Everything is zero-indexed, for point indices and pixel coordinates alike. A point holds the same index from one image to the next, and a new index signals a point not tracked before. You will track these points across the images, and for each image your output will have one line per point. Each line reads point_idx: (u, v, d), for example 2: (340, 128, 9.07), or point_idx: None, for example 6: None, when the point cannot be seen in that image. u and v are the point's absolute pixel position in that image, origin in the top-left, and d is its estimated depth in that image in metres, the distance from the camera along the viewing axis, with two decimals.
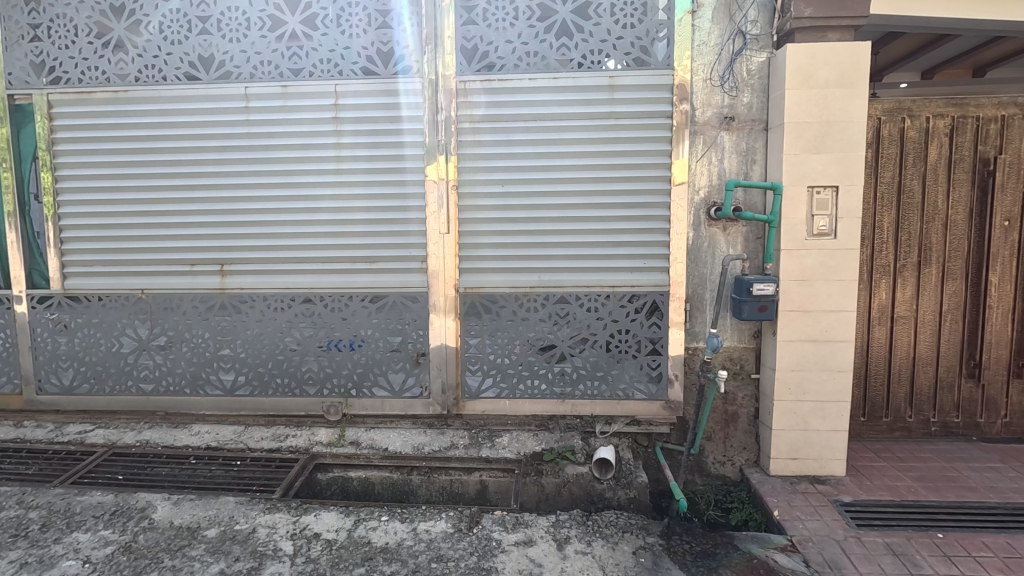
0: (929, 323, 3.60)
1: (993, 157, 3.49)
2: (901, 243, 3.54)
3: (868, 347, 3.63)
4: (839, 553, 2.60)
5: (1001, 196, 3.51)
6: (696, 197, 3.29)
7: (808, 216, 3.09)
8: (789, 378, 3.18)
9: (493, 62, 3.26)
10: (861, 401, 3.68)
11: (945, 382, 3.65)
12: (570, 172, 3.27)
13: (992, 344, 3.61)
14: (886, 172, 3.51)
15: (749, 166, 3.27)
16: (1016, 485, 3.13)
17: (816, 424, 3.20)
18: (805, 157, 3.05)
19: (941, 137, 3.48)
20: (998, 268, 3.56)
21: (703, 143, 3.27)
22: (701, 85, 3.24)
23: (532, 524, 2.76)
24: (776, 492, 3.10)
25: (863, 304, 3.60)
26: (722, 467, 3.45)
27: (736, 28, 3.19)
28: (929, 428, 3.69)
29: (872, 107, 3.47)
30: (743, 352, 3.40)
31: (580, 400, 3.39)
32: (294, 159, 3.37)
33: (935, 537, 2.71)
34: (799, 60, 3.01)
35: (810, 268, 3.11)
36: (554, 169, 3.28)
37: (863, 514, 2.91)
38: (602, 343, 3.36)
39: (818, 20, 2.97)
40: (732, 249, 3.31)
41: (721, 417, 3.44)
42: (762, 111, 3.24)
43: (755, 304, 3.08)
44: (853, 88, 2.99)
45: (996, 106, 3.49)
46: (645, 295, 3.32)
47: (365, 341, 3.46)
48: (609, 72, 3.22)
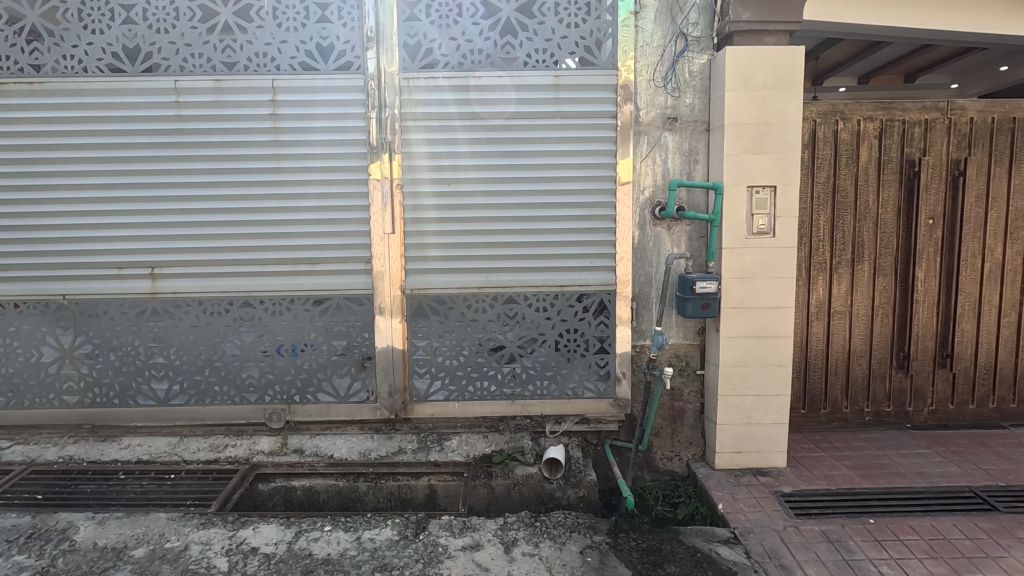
0: (863, 317, 3.76)
1: (918, 159, 3.66)
2: (836, 241, 3.68)
3: (807, 341, 3.75)
4: (778, 543, 2.68)
5: (926, 196, 3.69)
6: (641, 197, 3.33)
7: (748, 215, 3.18)
8: (732, 374, 3.26)
9: (437, 59, 3.20)
10: (801, 393, 3.81)
11: (877, 373, 3.82)
12: (518, 170, 3.25)
13: (919, 336, 3.79)
14: (822, 172, 3.63)
15: (692, 165, 3.33)
16: (941, 470, 3.30)
17: (758, 418, 3.29)
18: (744, 157, 3.13)
19: (871, 139, 3.64)
20: (923, 264, 3.74)
21: (647, 144, 3.30)
22: (645, 86, 3.28)
23: (479, 527, 2.73)
24: (721, 486, 3.17)
25: (801, 300, 3.72)
26: (669, 463, 3.49)
27: (677, 30, 3.25)
28: (863, 418, 3.86)
29: (808, 110, 3.59)
30: (688, 349, 3.46)
31: (530, 400, 3.37)
32: (229, 157, 3.22)
33: (867, 523, 2.83)
34: (738, 62, 3.08)
35: (750, 266, 3.19)
36: (502, 168, 3.24)
37: (801, 503, 3.02)
38: (551, 342, 3.36)
39: (755, 24, 3.06)
40: (677, 248, 3.36)
41: (668, 414, 3.49)
42: (704, 112, 3.30)
43: (698, 302, 3.14)
44: (789, 91, 3.09)
45: (921, 110, 3.66)
46: (593, 294, 3.33)
47: (309, 345, 3.35)
48: (554, 70, 3.21)
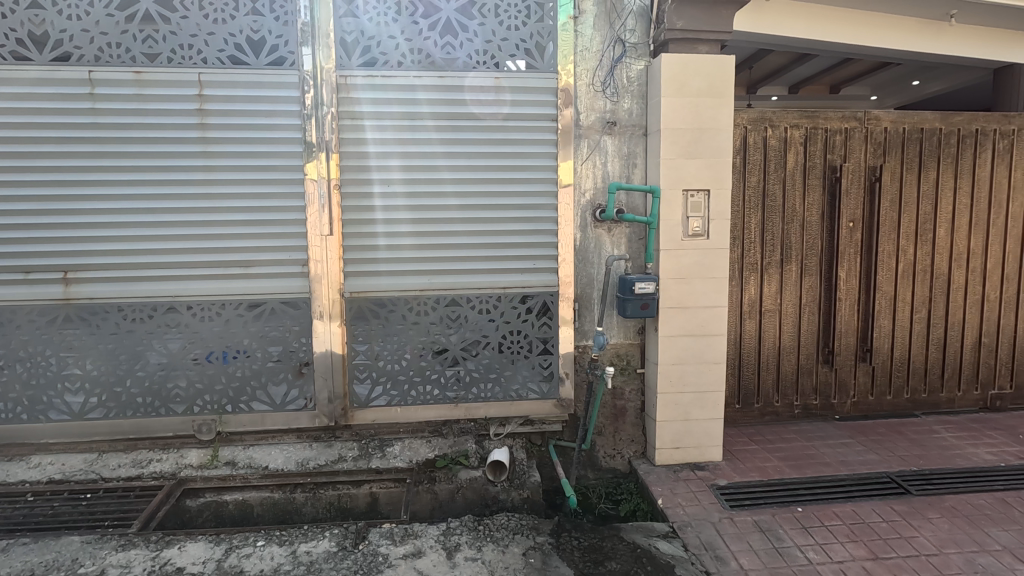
0: (791, 315, 3.95)
1: (839, 165, 3.89)
2: (766, 243, 3.85)
3: (740, 338, 3.90)
4: (714, 535, 2.77)
5: (847, 200, 3.92)
6: (582, 199, 3.38)
7: (683, 218, 3.28)
8: (671, 371, 3.35)
9: (375, 57, 3.13)
10: (735, 389, 3.96)
11: (805, 368, 4.02)
12: (460, 172, 3.22)
13: (841, 332, 4.03)
14: (752, 177, 3.80)
15: (631, 169, 3.40)
16: (862, 458, 3.51)
17: (695, 414, 3.40)
18: (680, 162, 3.23)
19: (798, 146, 3.83)
20: (845, 264, 3.97)
21: (587, 147, 3.35)
22: (585, 90, 3.32)
23: (421, 534, 2.69)
24: (660, 482, 3.25)
25: (735, 299, 3.87)
26: (612, 460, 3.55)
27: (615, 36, 3.31)
28: (793, 411, 4.05)
29: (739, 117, 3.75)
30: (629, 348, 3.53)
31: (474, 403, 3.34)
32: (152, 154, 3.04)
33: (796, 511, 2.97)
34: (673, 69, 3.18)
35: (686, 267, 3.29)
36: (444, 169, 3.21)
37: (735, 495, 3.13)
38: (495, 345, 3.34)
39: (688, 33, 3.17)
40: (617, 250, 3.43)
41: (610, 412, 3.54)
42: (641, 117, 3.39)
43: (638, 302, 3.21)
44: (721, 98, 3.22)
45: (841, 119, 3.88)
46: (536, 295, 3.35)
47: (242, 352, 3.20)
48: (494, 72, 3.21)
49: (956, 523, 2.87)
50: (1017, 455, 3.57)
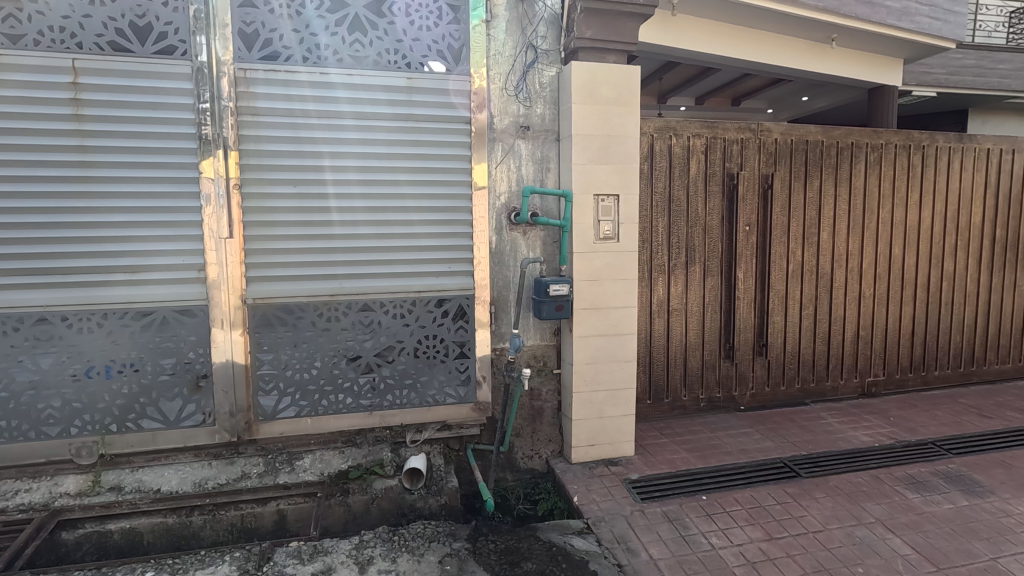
0: (696, 313, 4.18)
1: (736, 173, 4.16)
2: (672, 245, 4.06)
3: (651, 337, 4.08)
4: (626, 528, 2.87)
5: (744, 206, 4.21)
6: (497, 203, 3.39)
7: (595, 221, 3.38)
8: (585, 371, 3.44)
9: (278, 51, 2.98)
10: (647, 386, 4.13)
11: (709, 363, 4.27)
12: (399, 171, 3.17)
13: (741, 329, 4.31)
14: (659, 183, 3.99)
15: (544, 173, 3.47)
16: (760, 445, 3.77)
17: (609, 411, 3.51)
18: (591, 167, 3.33)
19: (699, 154, 4.06)
20: (742, 265, 4.25)
21: (501, 150, 3.37)
22: (499, 94, 3.34)
23: (332, 549, 2.58)
24: (576, 479, 3.32)
25: (645, 299, 4.04)
26: (530, 461, 3.57)
27: (528, 42, 3.36)
28: (699, 404, 4.28)
29: (646, 125, 3.92)
30: (545, 350, 3.58)
31: (389, 410, 3.25)
32: (15, 148, 2.71)
33: (700, 500, 3.14)
34: (583, 77, 3.27)
35: (598, 269, 3.40)
36: (377, 171, 3.14)
37: (646, 488, 3.27)
38: (410, 350, 3.27)
39: (597, 42, 3.28)
40: (532, 252, 3.47)
41: (528, 414, 3.57)
42: (553, 123, 3.46)
43: (553, 304, 3.27)
44: (628, 106, 3.36)
45: (738, 130, 4.16)
46: (452, 299, 3.32)
47: (128, 366, 2.93)
48: (406, 72, 3.14)
49: (839, 500, 3.15)
50: (888, 436, 3.98)
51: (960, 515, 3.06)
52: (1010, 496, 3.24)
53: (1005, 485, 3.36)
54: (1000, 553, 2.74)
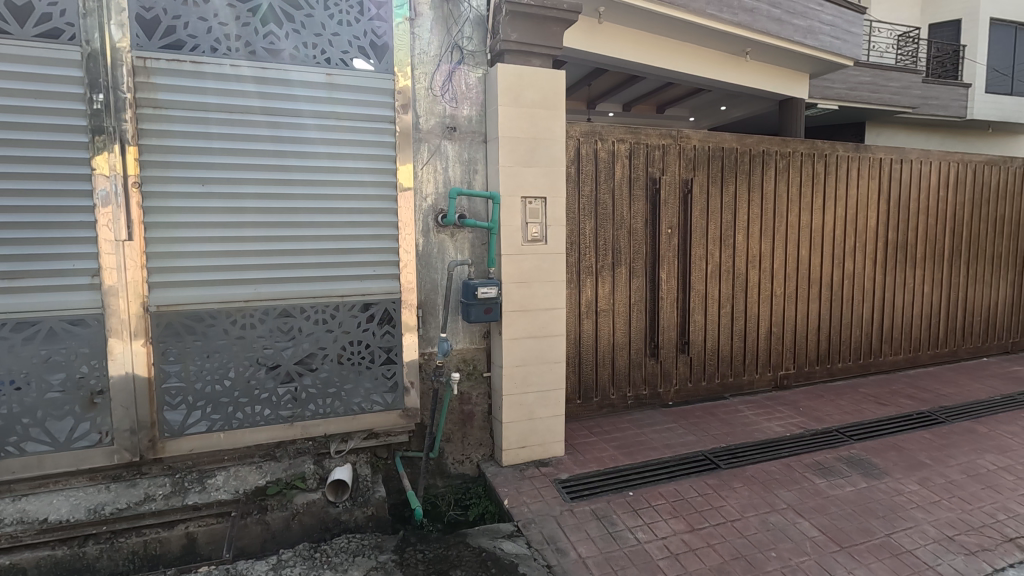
0: (623, 314, 4.29)
1: (658, 178, 4.32)
2: (599, 247, 4.14)
3: (580, 337, 4.14)
4: (556, 528, 2.89)
5: (666, 209, 4.37)
6: (423, 204, 3.34)
7: (523, 223, 3.40)
8: (514, 374, 3.44)
9: (182, 40, 2.78)
10: (576, 386, 4.19)
11: (636, 361, 4.39)
12: (339, 158, 3.07)
13: (665, 327, 4.47)
14: (586, 186, 4.06)
15: (472, 175, 3.45)
16: (683, 439, 3.92)
17: (539, 413, 3.53)
18: (518, 169, 3.34)
19: (623, 159, 4.18)
20: (665, 266, 4.41)
21: (427, 151, 3.32)
22: (424, 94, 3.28)
23: (246, 572, 2.47)
24: (507, 482, 3.31)
25: (573, 300, 4.09)
26: (461, 466, 3.53)
27: (453, 42, 3.33)
28: (626, 402, 4.40)
29: (573, 129, 3.98)
30: (475, 353, 3.55)
31: (311, 421, 3.10)
32: None
33: (628, 496, 3.22)
34: (509, 80, 3.28)
35: (526, 271, 3.41)
36: (308, 156, 3.01)
37: (576, 487, 3.31)
38: (333, 356, 3.14)
39: (523, 45, 3.29)
40: (460, 255, 3.44)
41: (458, 418, 3.52)
42: (480, 124, 3.45)
43: (481, 307, 3.24)
44: (554, 110, 3.40)
45: (660, 136, 4.32)
46: (377, 303, 3.21)
47: (7, 383, 2.62)
48: (326, 68, 3.02)
49: (754, 489, 3.33)
50: (798, 425, 4.25)
51: (860, 496, 3.31)
52: (902, 476, 3.54)
53: (898, 466, 3.68)
54: (893, 530, 2.98)
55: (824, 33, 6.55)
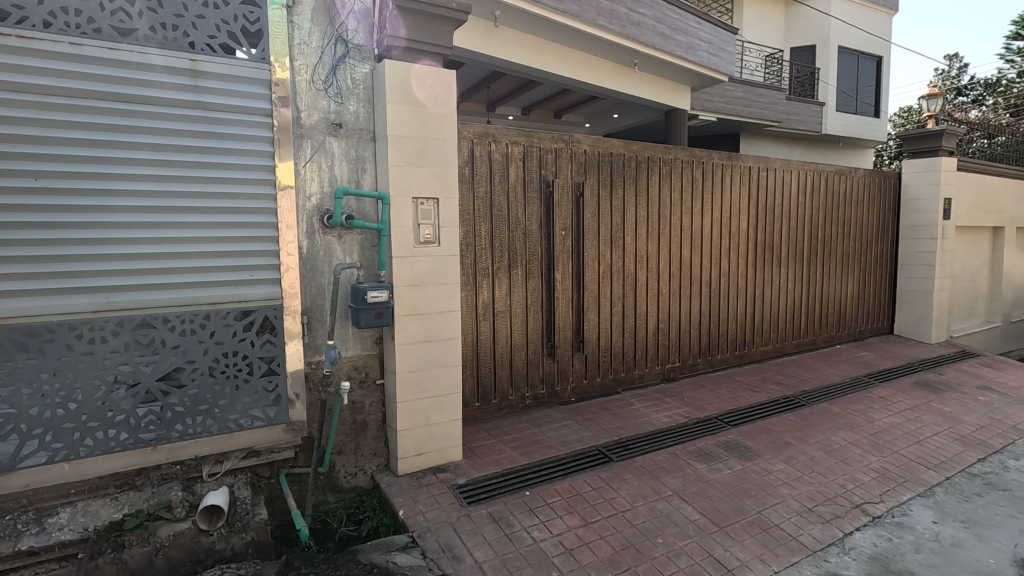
0: (520, 315, 4.33)
1: (551, 181, 4.41)
2: (495, 250, 4.15)
3: (478, 339, 4.12)
4: (452, 535, 2.83)
5: (560, 211, 4.47)
6: (307, 204, 3.14)
7: (415, 225, 3.31)
8: (409, 379, 3.34)
9: (6, 10, 2.38)
10: (474, 388, 4.15)
11: (534, 361, 4.45)
12: (210, 154, 2.81)
13: (561, 327, 4.57)
14: (481, 188, 4.05)
15: (360, 174, 3.30)
16: (578, 436, 4.03)
17: (435, 418, 3.46)
18: (408, 169, 3.26)
19: (517, 161, 4.22)
20: (560, 268, 4.51)
21: (310, 148, 3.13)
22: (305, 87, 3.09)
23: None
24: (402, 492, 3.21)
25: (470, 302, 4.06)
26: (354, 478, 3.36)
27: (336, 34, 3.16)
28: (525, 402, 4.44)
29: (467, 130, 3.96)
30: (367, 360, 3.41)
31: (178, 443, 2.80)
32: None
33: (525, 496, 3.24)
34: (397, 77, 3.18)
35: (419, 274, 3.33)
36: (174, 151, 2.72)
37: (473, 491, 3.27)
38: (205, 370, 2.85)
39: (411, 42, 3.21)
40: (349, 257, 3.28)
41: (350, 429, 3.36)
42: (368, 121, 3.31)
43: (371, 312, 3.11)
44: (444, 109, 3.35)
45: (552, 140, 4.41)
46: (256, 310, 2.97)
47: None
48: (189, 53, 2.73)
49: (643, 479, 3.49)
50: (683, 415, 4.53)
51: (736, 477, 3.58)
52: (771, 457, 3.89)
53: (767, 447, 4.03)
54: (764, 507, 3.26)
55: (701, 49, 7.08)
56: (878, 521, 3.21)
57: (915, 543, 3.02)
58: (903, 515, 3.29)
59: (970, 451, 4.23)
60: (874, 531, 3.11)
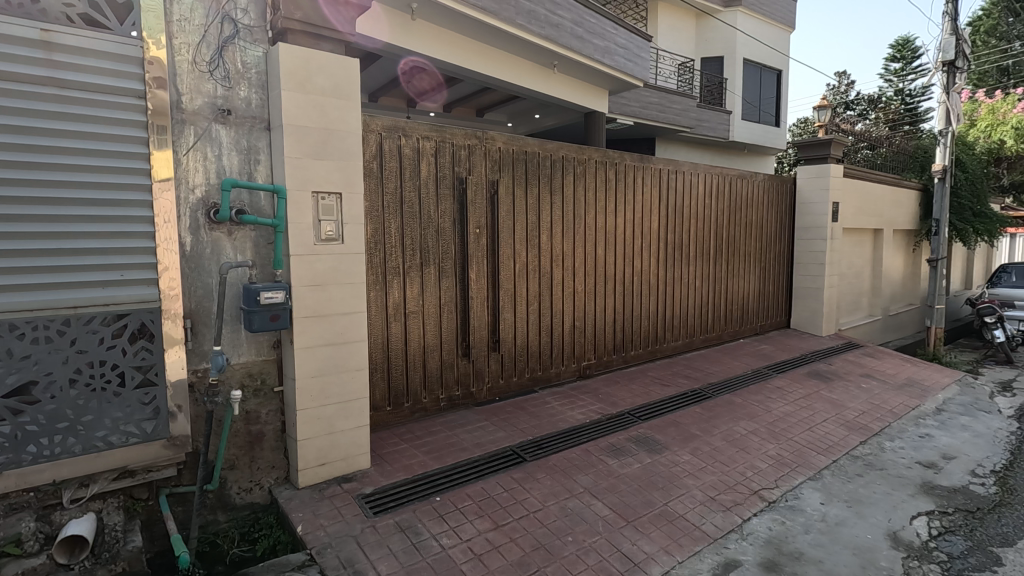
0: (433, 316, 4.21)
1: (465, 178, 4.32)
2: (406, 248, 4.01)
3: (388, 342, 3.95)
4: (355, 549, 2.68)
5: (474, 209, 4.40)
6: (190, 197, 2.87)
7: (315, 221, 3.12)
8: (310, 386, 3.13)
9: None
10: (386, 392, 3.99)
11: (448, 362, 4.34)
12: (69, 139, 2.48)
13: (476, 326, 4.49)
14: (390, 184, 3.89)
15: (252, 165, 3.05)
16: (493, 437, 3.97)
17: (340, 425, 3.27)
18: (306, 162, 3.06)
19: (429, 157, 4.10)
20: (474, 266, 4.44)
21: (193, 135, 2.85)
22: (186, 68, 2.82)
23: None
24: (303, 506, 3.00)
25: (379, 303, 3.89)
26: (249, 495, 3.11)
27: (223, 12, 2.91)
28: (439, 404, 4.32)
29: (374, 123, 3.78)
30: (263, 366, 3.16)
31: (32, 468, 2.45)
32: None
33: (435, 502, 3.13)
34: (293, 62, 2.97)
35: (320, 274, 3.13)
36: (22, 133, 2.37)
37: (380, 500, 3.12)
38: (65, 384, 2.51)
39: (309, 26, 3.01)
40: (240, 255, 3.03)
41: (244, 441, 3.10)
42: (261, 109, 3.07)
43: (266, 314, 2.87)
44: (347, 99, 3.17)
45: (466, 136, 4.33)
46: (129, 315, 2.66)
47: None
48: (39, 21, 2.40)
49: (556, 477, 3.49)
50: (597, 411, 4.59)
51: (645, 471, 3.66)
52: (678, 449, 4.02)
53: (675, 439, 4.17)
54: (670, 498, 3.35)
55: (616, 53, 7.25)
56: (773, 506, 3.39)
57: (805, 524, 3.21)
58: (795, 498, 3.51)
59: (853, 434, 4.59)
60: (769, 516, 3.27)
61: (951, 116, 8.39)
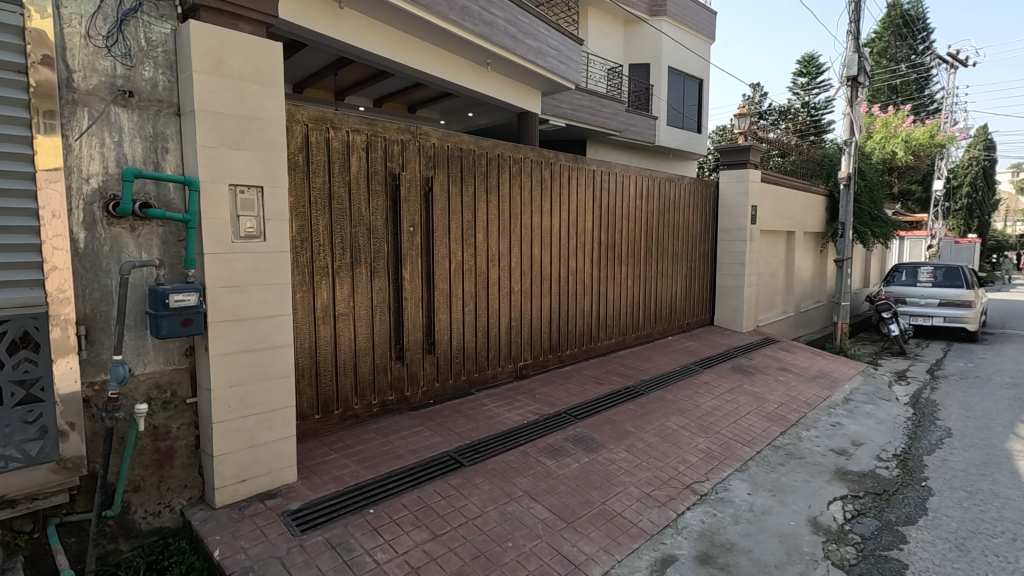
0: (365, 318, 4.02)
1: (398, 174, 4.16)
2: (335, 246, 3.79)
3: (317, 346, 3.73)
4: (280, 571, 2.48)
5: (407, 207, 4.24)
6: (85, 187, 2.55)
7: (233, 216, 2.86)
8: (228, 396, 2.88)
9: None
10: (313, 400, 3.75)
11: (381, 366, 4.16)
12: None
13: (410, 328, 4.34)
14: (317, 178, 3.67)
15: (159, 154, 2.75)
16: (428, 442, 3.84)
17: (262, 438, 3.03)
18: (223, 152, 2.80)
19: (359, 151, 3.90)
20: (408, 266, 4.28)
21: (86, 118, 2.53)
22: (78, 42, 2.50)
23: None
24: (220, 527, 2.75)
25: (306, 304, 3.65)
26: (156, 519, 2.81)
27: None
28: (371, 410, 4.13)
29: (298, 113, 3.54)
30: (172, 375, 2.87)
31: None
32: None
33: (367, 514, 2.97)
34: (207, 43, 2.71)
35: (240, 274, 2.89)
36: None
37: (308, 516, 2.92)
38: None
39: (226, 6, 2.76)
40: (145, 253, 2.72)
41: (151, 460, 2.80)
42: (169, 92, 2.78)
43: (176, 318, 2.60)
44: (268, 86, 2.95)
45: (398, 131, 4.17)
46: (7, 321, 2.31)
47: None
48: None
49: (494, 482, 3.41)
50: (534, 412, 4.57)
51: (582, 470, 3.67)
52: (613, 446, 4.06)
53: (611, 437, 4.21)
54: (608, 497, 3.36)
55: (549, 54, 7.28)
56: (705, 499, 3.49)
57: (734, 515, 3.33)
58: (725, 490, 3.63)
59: (774, 425, 4.85)
60: (701, 509, 3.37)
61: (853, 128, 9.11)
